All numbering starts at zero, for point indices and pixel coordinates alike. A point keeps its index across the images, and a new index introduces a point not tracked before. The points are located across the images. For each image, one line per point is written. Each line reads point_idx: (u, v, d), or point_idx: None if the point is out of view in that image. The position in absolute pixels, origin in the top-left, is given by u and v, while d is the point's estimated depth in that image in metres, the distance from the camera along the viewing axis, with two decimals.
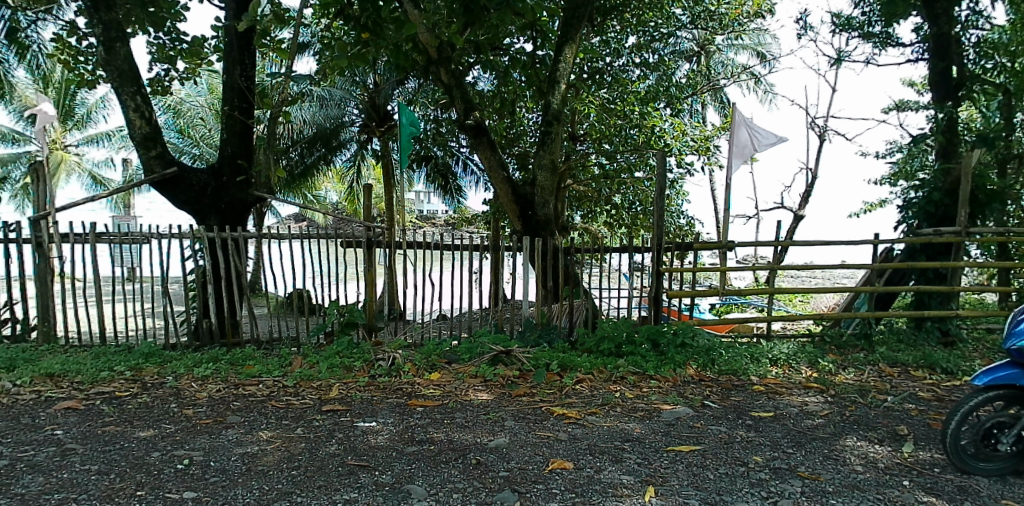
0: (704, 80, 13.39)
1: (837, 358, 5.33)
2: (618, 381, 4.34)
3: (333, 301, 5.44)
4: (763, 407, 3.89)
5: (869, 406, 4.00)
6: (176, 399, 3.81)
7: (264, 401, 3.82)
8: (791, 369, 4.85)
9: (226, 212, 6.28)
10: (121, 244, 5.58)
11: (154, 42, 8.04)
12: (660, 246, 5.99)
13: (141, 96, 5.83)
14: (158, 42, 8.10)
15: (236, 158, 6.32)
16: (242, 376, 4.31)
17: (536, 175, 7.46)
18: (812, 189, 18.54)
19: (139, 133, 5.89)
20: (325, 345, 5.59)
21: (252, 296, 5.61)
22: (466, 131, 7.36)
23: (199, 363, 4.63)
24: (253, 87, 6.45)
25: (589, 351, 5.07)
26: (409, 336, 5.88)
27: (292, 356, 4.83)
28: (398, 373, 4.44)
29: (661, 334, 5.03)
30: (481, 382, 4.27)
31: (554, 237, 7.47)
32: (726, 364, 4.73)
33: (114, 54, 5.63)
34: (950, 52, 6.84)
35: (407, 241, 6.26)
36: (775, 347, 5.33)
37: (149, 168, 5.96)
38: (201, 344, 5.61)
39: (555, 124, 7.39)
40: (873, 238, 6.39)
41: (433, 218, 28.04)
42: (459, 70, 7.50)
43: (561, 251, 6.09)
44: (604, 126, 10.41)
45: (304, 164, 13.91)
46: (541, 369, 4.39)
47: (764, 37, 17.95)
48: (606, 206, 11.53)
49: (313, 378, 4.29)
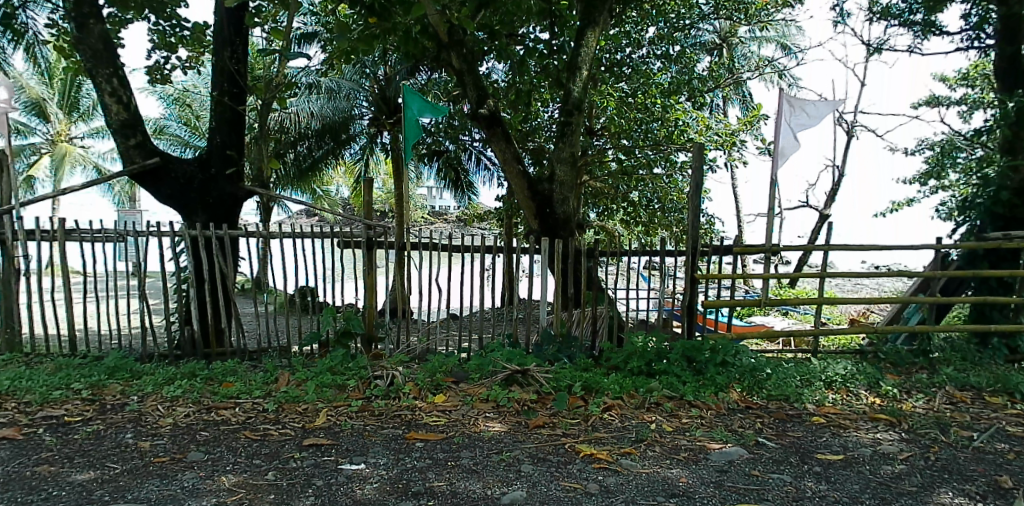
0: (727, 73, 12.71)
1: (897, 379, 4.66)
2: (652, 409, 3.73)
3: (328, 306, 4.83)
4: (829, 447, 3.25)
5: (955, 447, 3.33)
6: (135, 428, 3.27)
7: (236, 431, 3.26)
8: (850, 395, 4.21)
9: (215, 208, 5.70)
10: (93, 242, 5.02)
11: (153, 28, 7.51)
12: (695, 250, 5.31)
13: (118, 78, 5.26)
14: (158, 29, 7.56)
15: (225, 148, 5.78)
16: (217, 398, 3.74)
17: (555, 169, 6.79)
18: (838, 188, 17.69)
19: (116, 119, 5.31)
20: (317, 357, 5.01)
21: (239, 300, 5.02)
22: (478, 120, 6.69)
23: (171, 379, 4.05)
24: (244, 70, 5.89)
25: (615, 368, 4.46)
26: (414, 348, 5.27)
27: (279, 372, 4.28)
28: (397, 397, 3.84)
29: (698, 351, 4.40)
30: (492, 409, 3.66)
31: (573, 238, 6.82)
32: (777, 388, 4.10)
33: (86, 32, 5.06)
34: (1020, 35, 6.11)
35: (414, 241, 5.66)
36: (827, 365, 4.65)
37: (129, 159, 5.40)
38: (181, 354, 4.99)
39: (576, 114, 6.73)
40: (932, 243, 5.69)
41: (445, 213, 27.29)
42: (472, 55, 6.88)
43: (585, 253, 5.40)
44: (624, 121, 9.40)
45: (312, 158, 13.22)
46: (563, 393, 3.77)
47: (789, 29, 17.15)
48: (623, 203, 10.86)
49: (298, 400, 3.72)
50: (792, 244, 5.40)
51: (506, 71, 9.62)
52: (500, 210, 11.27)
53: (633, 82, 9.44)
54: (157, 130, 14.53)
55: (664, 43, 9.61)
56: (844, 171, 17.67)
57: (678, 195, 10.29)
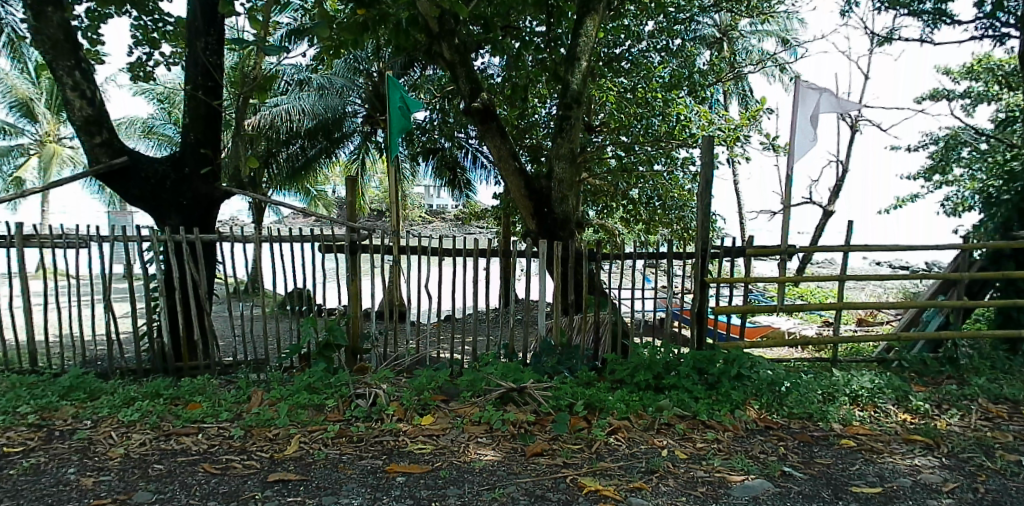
0: (728, 67, 12.37)
1: (925, 391, 4.30)
2: (663, 431, 3.36)
3: (308, 317, 4.44)
4: (864, 478, 2.89)
5: (1005, 476, 2.97)
6: (79, 461, 2.90)
7: (195, 464, 2.89)
8: (878, 411, 3.86)
9: (188, 210, 5.32)
10: (55, 248, 4.67)
11: (134, 22, 6.81)
12: (704, 252, 4.93)
13: (80, 71, 4.86)
14: (140, 24, 6.83)
15: (200, 146, 5.40)
16: (179, 422, 3.36)
17: (553, 166, 6.38)
18: (842, 184, 17.31)
19: (79, 115, 4.91)
20: (298, 371, 4.63)
21: (211, 310, 4.61)
22: (472, 114, 6.30)
23: (132, 400, 3.68)
24: (221, 63, 5.51)
25: (620, 383, 4.09)
26: (402, 361, 4.89)
27: (252, 390, 3.91)
28: (379, 419, 3.46)
29: (710, 363, 4.06)
30: (484, 433, 3.28)
31: (574, 239, 6.39)
32: (799, 405, 3.74)
33: (45, 21, 4.66)
34: None
35: (405, 245, 5.25)
36: (851, 377, 4.28)
37: (95, 158, 5.01)
38: (150, 370, 4.61)
39: (575, 108, 6.32)
40: (957, 243, 5.32)
41: (444, 212, 26.94)
42: (465, 46, 6.48)
43: (586, 255, 5.03)
44: (624, 116, 9.10)
45: (305, 157, 12.87)
46: (563, 413, 3.40)
47: (791, 22, 16.75)
48: (623, 201, 10.54)
49: (270, 424, 3.35)
50: (810, 245, 5.04)
51: (502, 65, 9.25)
52: (497, 209, 10.90)
53: (634, 76, 9.06)
54: (147, 130, 14.43)
55: (666, 36, 9.24)
56: (848, 167, 17.30)
57: (679, 192, 9.95)
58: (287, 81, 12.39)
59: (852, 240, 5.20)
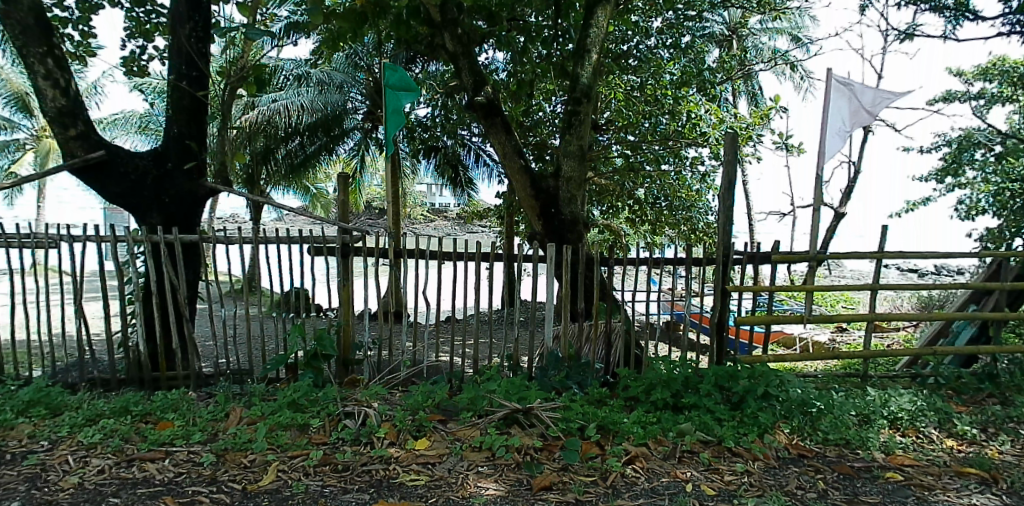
0: (738, 64, 11.97)
1: (968, 413, 3.94)
2: (686, 460, 3.01)
3: (295, 326, 4.08)
4: None
5: None
6: (25, 493, 2.58)
7: (156, 498, 2.57)
8: (921, 438, 3.50)
9: (171, 208, 4.99)
10: (22, 249, 4.32)
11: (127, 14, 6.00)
12: (725, 258, 4.57)
13: (53, 59, 4.50)
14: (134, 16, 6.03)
15: (184, 139, 5.06)
16: (145, 445, 3.01)
17: (561, 164, 5.98)
18: (852, 186, 16.88)
19: (51, 106, 4.57)
20: (284, 383, 4.30)
21: (190, 317, 4.27)
22: (476, 109, 5.87)
23: (96, 418, 3.34)
24: (206, 51, 5.15)
25: (635, 402, 3.72)
26: (397, 373, 4.53)
27: (232, 405, 3.57)
28: (368, 443, 3.09)
29: (735, 379, 3.71)
30: (485, 461, 2.92)
31: (582, 241, 5.99)
32: (835, 430, 3.39)
33: (14, 4, 4.31)
34: None
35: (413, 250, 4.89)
36: (888, 396, 3.93)
37: (69, 152, 4.68)
38: (126, 381, 4.29)
39: (585, 102, 5.90)
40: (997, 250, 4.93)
41: (445, 210, 26.61)
42: (468, 37, 6.07)
43: (597, 260, 4.67)
44: (632, 113, 8.72)
45: (305, 154, 12.53)
46: (575, 438, 3.05)
47: (803, 20, 16.26)
48: (629, 201, 10.17)
49: (247, 448, 3.00)
50: (840, 251, 4.70)
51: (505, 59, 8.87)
52: (500, 208, 10.56)
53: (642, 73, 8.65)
54: (143, 126, 14.18)
55: (676, 32, 8.81)
56: (859, 168, 16.88)
57: (687, 192, 9.60)
58: (285, 76, 11.95)
59: (885, 247, 4.84)
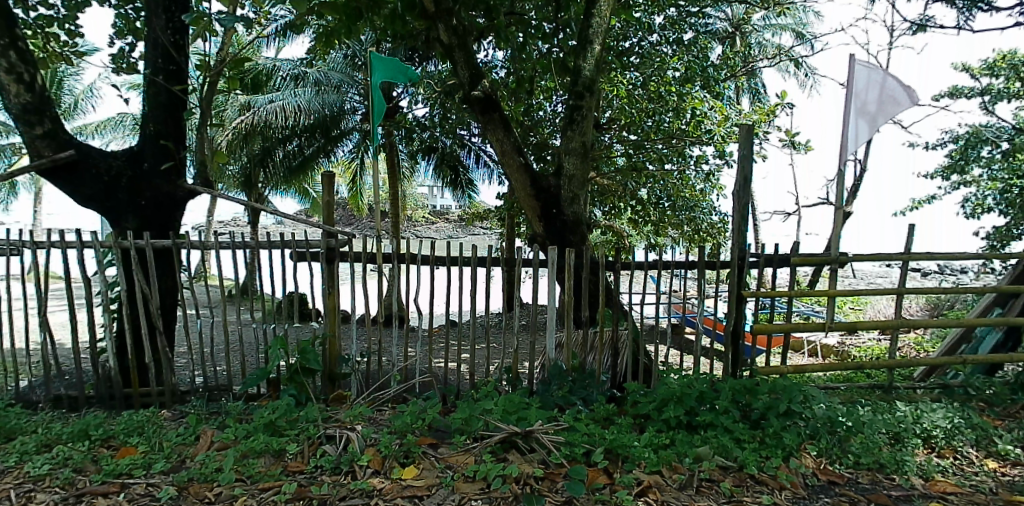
0: (742, 60, 11.62)
1: (1007, 429, 3.62)
2: (705, 490, 2.69)
3: (276, 337, 3.74)
4: None
5: None
6: None
7: None
8: (961, 460, 3.17)
9: (148, 211, 4.68)
10: None
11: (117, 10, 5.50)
12: (741, 262, 4.25)
13: (16, 51, 4.17)
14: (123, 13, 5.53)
15: (160, 138, 4.74)
16: (97, 477, 2.69)
17: (563, 161, 5.63)
18: (859, 184, 16.52)
19: (16, 103, 4.26)
20: (266, 400, 3.98)
21: (163, 329, 3.96)
22: (472, 103, 5.52)
23: (50, 444, 3.01)
24: (184, 43, 4.82)
25: (644, 420, 3.39)
26: (387, 388, 4.19)
27: (203, 428, 3.25)
28: (350, 472, 2.78)
29: (756, 397, 3.38)
30: (480, 494, 2.60)
31: (586, 244, 5.64)
32: (865, 451, 3.06)
33: None
34: None
35: (408, 256, 4.51)
36: (920, 410, 3.60)
37: (36, 153, 4.38)
38: (96, 397, 3.99)
39: (587, 97, 5.56)
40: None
41: (446, 212, 25.91)
42: (463, 29, 5.70)
43: (603, 265, 4.32)
44: (634, 110, 8.38)
45: (303, 156, 12.22)
46: (580, 466, 2.73)
47: (806, 16, 15.90)
48: (631, 201, 9.79)
49: (213, 479, 2.68)
50: (864, 253, 4.39)
51: (503, 55, 8.53)
52: (500, 210, 10.23)
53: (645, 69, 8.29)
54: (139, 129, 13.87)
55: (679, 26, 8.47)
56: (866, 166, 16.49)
57: (690, 192, 9.27)
58: (283, 77, 11.73)
59: (911, 247, 4.50)
